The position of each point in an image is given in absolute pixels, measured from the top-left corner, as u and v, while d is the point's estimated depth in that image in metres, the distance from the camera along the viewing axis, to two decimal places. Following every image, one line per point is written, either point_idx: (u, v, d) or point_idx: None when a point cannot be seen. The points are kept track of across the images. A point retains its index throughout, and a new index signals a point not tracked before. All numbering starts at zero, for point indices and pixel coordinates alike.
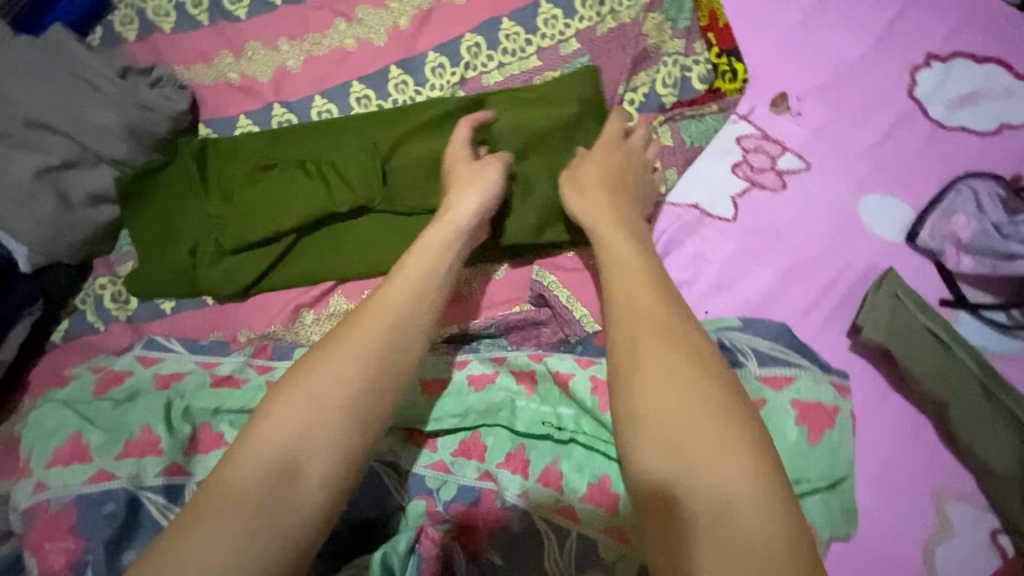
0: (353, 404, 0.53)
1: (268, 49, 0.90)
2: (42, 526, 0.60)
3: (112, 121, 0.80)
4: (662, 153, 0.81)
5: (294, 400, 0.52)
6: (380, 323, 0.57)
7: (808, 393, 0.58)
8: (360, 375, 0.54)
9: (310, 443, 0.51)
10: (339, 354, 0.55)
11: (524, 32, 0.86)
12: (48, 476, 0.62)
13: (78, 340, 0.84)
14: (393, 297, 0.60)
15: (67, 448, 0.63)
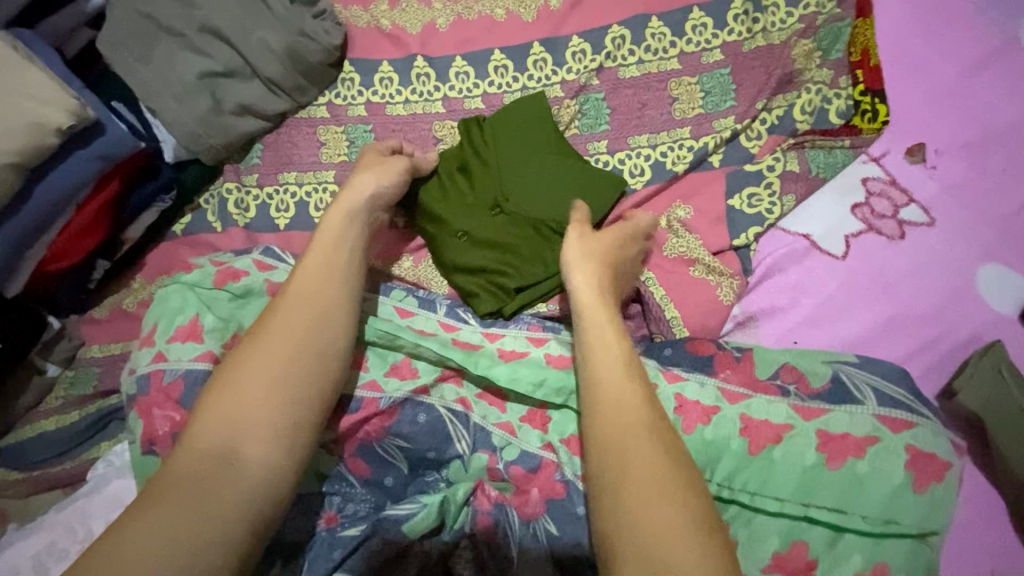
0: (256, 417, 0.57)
1: (422, 4, 0.94)
2: (158, 388, 0.66)
3: (276, 43, 0.85)
4: (785, 178, 0.82)
5: (230, 381, 0.58)
6: (304, 311, 0.62)
7: (925, 443, 0.59)
8: (274, 375, 0.59)
9: (242, 424, 0.56)
10: (254, 358, 0.59)
11: (671, 34, 0.87)
12: (168, 349, 0.67)
13: (196, 236, 0.90)
14: (309, 282, 0.64)
15: (188, 325, 0.68)
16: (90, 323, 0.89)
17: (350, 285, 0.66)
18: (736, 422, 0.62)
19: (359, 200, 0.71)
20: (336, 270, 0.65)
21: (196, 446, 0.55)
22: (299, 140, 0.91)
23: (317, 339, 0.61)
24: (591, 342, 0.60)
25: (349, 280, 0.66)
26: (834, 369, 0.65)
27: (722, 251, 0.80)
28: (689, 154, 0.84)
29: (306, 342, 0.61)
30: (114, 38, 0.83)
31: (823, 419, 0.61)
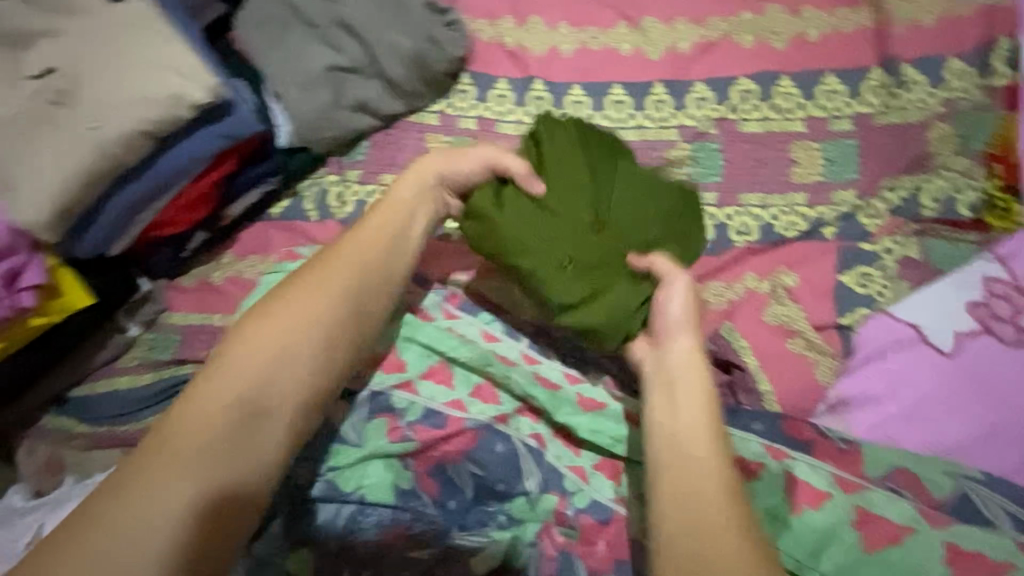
0: (240, 427, 0.57)
1: (547, 27, 0.94)
2: None
3: (405, 47, 0.86)
4: (902, 262, 0.79)
5: (254, 338, 0.60)
6: (351, 276, 0.64)
7: None
8: (308, 337, 0.61)
9: (272, 380, 0.59)
10: (277, 320, 0.61)
11: (801, 96, 0.86)
12: None
13: (291, 223, 0.90)
14: (363, 251, 0.65)
15: None
16: (176, 290, 0.88)
17: (395, 250, 0.67)
18: (852, 514, 0.63)
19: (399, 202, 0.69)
20: (380, 237, 0.66)
21: (226, 400, 0.57)
22: (406, 144, 0.92)
23: (360, 304, 0.64)
24: (679, 393, 0.61)
25: (394, 247, 0.67)
26: (963, 486, 0.66)
27: (826, 327, 0.77)
28: (801, 222, 0.82)
29: (350, 309, 0.63)
30: (253, 18, 0.85)
31: (950, 530, 0.62)
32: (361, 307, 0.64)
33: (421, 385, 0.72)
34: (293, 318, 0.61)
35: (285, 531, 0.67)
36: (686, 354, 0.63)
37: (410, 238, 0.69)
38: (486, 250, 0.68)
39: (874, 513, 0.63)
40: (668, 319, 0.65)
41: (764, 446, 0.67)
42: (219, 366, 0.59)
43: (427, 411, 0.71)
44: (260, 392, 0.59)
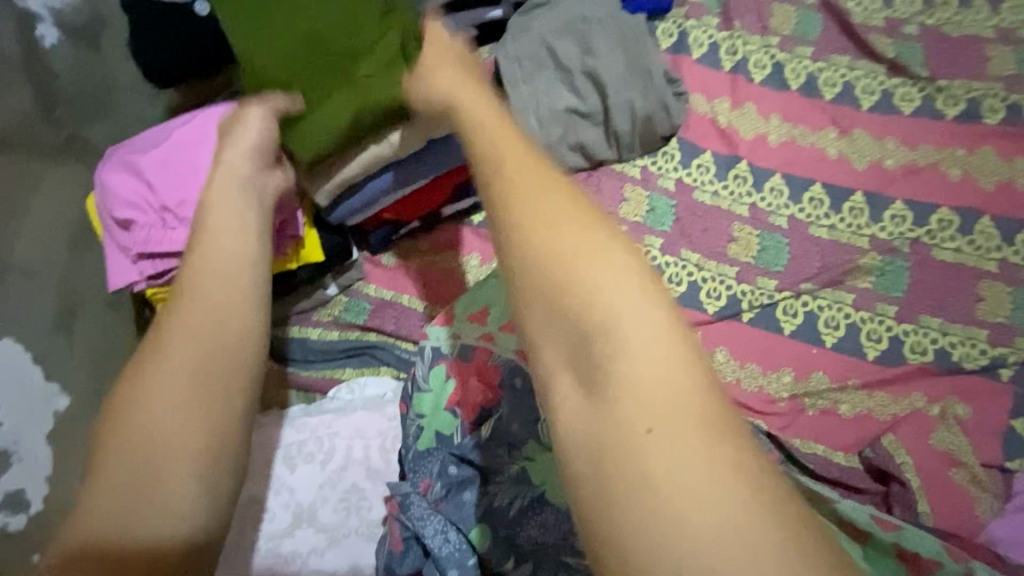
0: (197, 401, 0.51)
1: (761, 115, 1.01)
2: (481, 362, 0.78)
3: (638, 106, 0.96)
4: None
5: (140, 394, 0.51)
6: (206, 272, 0.56)
7: None
8: (194, 341, 0.53)
9: (158, 424, 0.50)
10: (165, 342, 0.53)
11: (999, 237, 0.89)
12: (496, 334, 0.79)
13: (486, 231, 0.97)
14: (210, 250, 0.57)
15: (514, 319, 0.79)
16: (374, 264, 0.97)
17: (250, 259, 0.58)
18: None
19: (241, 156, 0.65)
20: (229, 248, 0.58)
21: (122, 462, 0.48)
22: (606, 189, 1.00)
23: (227, 275, 0.57)
24: (569, 259, 0.39)
25: (249, 256, 0.58)
26: None
27: (991, 465, 0.79)
28: (979, 357, 0.85)
29: (221, 304, 0.55)
30: (517, 51, 0.96)
31: None
32: (221, 297, 0.56)
33: None
34: (203, 273, 0.56)
35: (475, 503, 0.72)
36: (527, 167, 0.43)
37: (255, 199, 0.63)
38: (359, 134, 0.83)
39: None
40: (569, 274, 0.39)
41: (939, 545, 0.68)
42: (113, 430, 0.50)
43: None
44: (160, 442, 0.49)
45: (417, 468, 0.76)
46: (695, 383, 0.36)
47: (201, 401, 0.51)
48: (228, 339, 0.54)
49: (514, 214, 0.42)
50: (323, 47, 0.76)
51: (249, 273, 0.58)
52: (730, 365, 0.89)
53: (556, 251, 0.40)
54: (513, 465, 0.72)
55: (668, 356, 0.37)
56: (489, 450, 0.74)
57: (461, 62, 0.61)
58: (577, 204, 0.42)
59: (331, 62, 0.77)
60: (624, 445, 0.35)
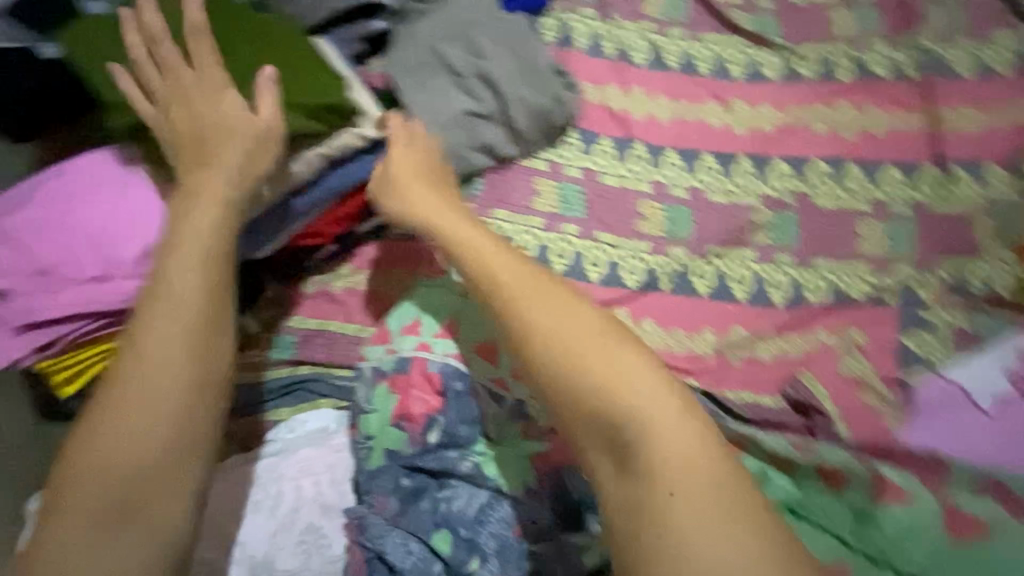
0: (172, 437, 0.69)
1: (648, 97, 1.07)
2: (420, 374, 0.76)
3: (532, 100, 0.98)
4: (953, 332, 0.90)
5: (123, 410, 0.68)
6: (173, 323, 0.71)
7: None
8: (164, 386, 0.69)
9: (140, 452, 0.68)
10: (140, 377, 0.69)
11: (867, 180, 1.00)
12: (432, 342, 0.78)
13: (406, 244, 0.97)
14: (175, 297, 0.72)
15: (448, 324, 0.78)
16: (294, 295, 0.94)
17: (218, 320, 0.73)
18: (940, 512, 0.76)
19: (223, 193, 0.75)
20: (198, 297, 0.72)
21: (111, 475, 0.67)
22: (516, 185, 1.02)
23: (198, 338, 0.71)
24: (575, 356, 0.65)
25: (217, 317, 0.73)
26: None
27: (892, 380, 0.88)
28: (866, 288, 0.94)
29: (186, 357, 0.70)
30: (404, 63, 0.97)
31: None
32: (178, 347, 0.70)
33: None
34: (173, 314, 0.71)
35: (432, 510, 0.72)
36: (537, 290, 0.70)
37: (213, 249, 0.74)
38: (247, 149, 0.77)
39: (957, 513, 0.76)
40: (582, 373, 0.64)
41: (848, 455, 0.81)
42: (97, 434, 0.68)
43: None
44: (144, 466, 0.68)
45: (369, 489, 0.75)
46: (697, 438, 0.60)
47: (179, 436, 0.69)
48: (198, 391, 0.70)
49: (534, 319, 0.68)
50: (202, 85, 0.77)
51: (220, 322, 0.73)
52: (657, 331, 0.94)
53: (594, 352, 0.65)
54: (465, 463, 0.73)
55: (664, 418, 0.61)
56: (439, 453, 0.74)
57: (427, 185, 0.85)
58: (598, 311, 0.69)
59: (211, 97, 0.77)
60: (656, 461, 0.59)
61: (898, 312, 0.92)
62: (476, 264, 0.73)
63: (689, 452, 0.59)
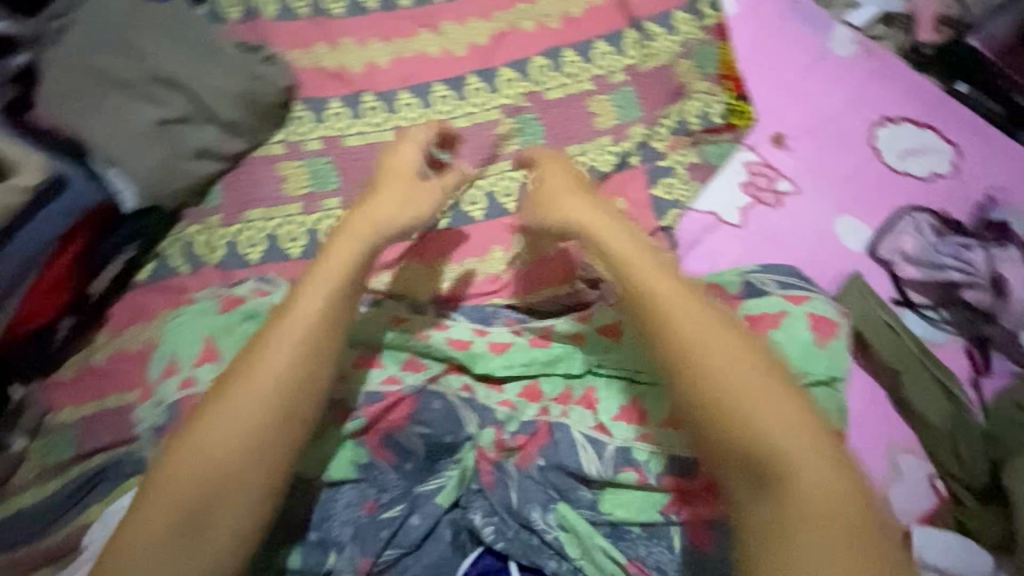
0: (235, 483, 0.63)
1: (360, 45, 1.03)
2: (191, 413, 0.71)
3: (230, 87, 0.91)
4: (688, 168, 1.02)
5: (177, 483, 0.62)
6: (260, 390, 0.66)
7: (820, 308, 0.79)
8: (236, 443, 0.64)
9: (211, 522, 0.62)
10: (205, 447, 0.64)
11: (582, 60, 1.05)
12: (194, 374, 0.71)
13: (165, 281, 0.89)
14: (268, 373, 0.67)
15: (203, 349, 0.72)
16: (54, 386, 0.83)
17: (312, 374, 0.68)
18: None
19: (313, 303, 0.71)
20: (273, 366, 0.67)
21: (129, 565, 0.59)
22: (259, 178, 0.95)
23: (287, 400, 0.66)
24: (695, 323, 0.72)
25: (310, 374, 0.68)
26: (745, 277, 0.84)
27: (654, 231, 0.98)
28: (613, 157, 1.01)
29: (280, 415, 0.66)
30: (56, 92, 0.84)
31: (748, 306, 0.81)
32: (295, 410, 0.67)
33: None
34: (256, 382, 0.66)
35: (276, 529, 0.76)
36: (656, 282, 0.76)
37: (303, 330, 0.69)
38: None
39: (698, 318, 0.80)
40: (689, 354, 0.71)
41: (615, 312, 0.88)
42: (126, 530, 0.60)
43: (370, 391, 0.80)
44: (157, 553, 0.60)
45: None
46: (786, 396, 0.68)
47: (221, 482, 0.63)
48: (277, 431, 0.66)
49: (643, 291, 0.77)
50: None
51: (300, 370, 0.68)
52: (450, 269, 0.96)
53: (697, 334, 0.71)
54: None
55: (747, 368, 0.69)
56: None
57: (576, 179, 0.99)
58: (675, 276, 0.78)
59: None
60: (755, 425, 0.66)
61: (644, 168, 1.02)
62: (625, 278, 0.80)
63: (798, 420, 0.66)
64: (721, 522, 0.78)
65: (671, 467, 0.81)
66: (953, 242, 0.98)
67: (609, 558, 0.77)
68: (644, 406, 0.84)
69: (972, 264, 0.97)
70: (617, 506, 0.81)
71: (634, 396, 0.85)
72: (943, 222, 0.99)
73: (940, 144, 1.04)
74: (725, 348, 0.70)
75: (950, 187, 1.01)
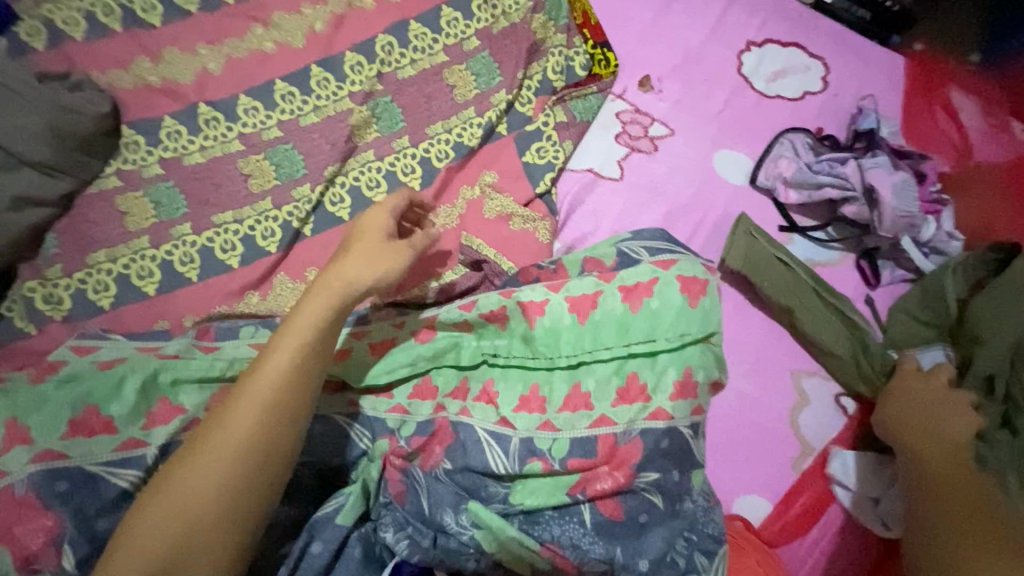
0: (238, 502, 0.58)
1: (187, 53, 0.94)
2: (10, 506, 0.60)
3: (34, 124, 0.82)
4: (559, 128, 0.98)
5: (170, 500, 0.56)
6: (264, 396, 0.61)
7: (686, 269, 0.79)
8: (250, 454, 0.59)
9: (210, 542, 0.57)
10: (202, 461, 0.58)
11: (431, 32, 0.98)
12: (4, 463, 0.61)
13: (8, 347, 0.82)
14: (267, 380, 0.61)
15: (7, 430, 0.63)
16: None
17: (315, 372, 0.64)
18: (563, 304, 0.79)
19: (318, 310, 0.65)
20: (276, 381, 0.61)
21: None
22: (97, 217, 0.87)
23: (286, 412, 0.61)
24: (931, 411, 0.80)
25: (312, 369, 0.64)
26: (618, 247, 0.84)
27: (530, 201, 0.94)
28: (479, 130, 0.96)
29: (272, 426, 0.60)
30: None
31: (620, 277, 0.80)
32: (288, 420, 0.62)
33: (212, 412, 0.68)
34: (260, 393, 0.61)
35: None
36: (942, 454, 0.76)
37: (307, 340, 0.64)
38: None
39: (576, 294, 0.79)
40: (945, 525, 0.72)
41: (500, 293, 0.81)
42: (119, 543, 0.55)
43: None
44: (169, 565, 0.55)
45: None
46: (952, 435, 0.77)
47: (223, 497, 0.57)
48: (272, 456, 0.60)
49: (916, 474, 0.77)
50: None
51: (304, 389, 0.63)
52: None
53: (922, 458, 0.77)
54: None
55: (942, 437, 0.78)
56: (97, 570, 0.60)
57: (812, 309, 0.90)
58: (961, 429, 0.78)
59: None
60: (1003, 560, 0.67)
61: (514, 135, 0.97)
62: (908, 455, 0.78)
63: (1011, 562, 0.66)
64: (633, 489, 0.74)
65: (576, 449, 0.75)
66: (825, 158, 0.95)
67: (524, 547, 0.70)
68: (544, 393, 0.78)
69: (847, 177, 0.93)
70: (528, 495, 0.75)
71: (533, 384, 0.78)
72: (819, 140, 0.98)
73: (808, 61, 1.05)
74: (950, 453, 0.77)
75: (821, 103, 1.03)
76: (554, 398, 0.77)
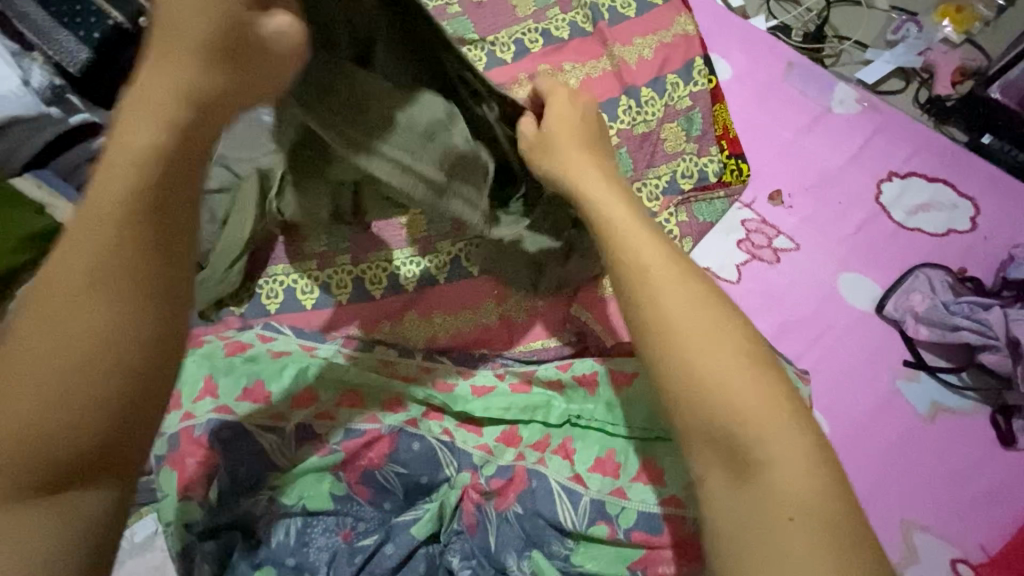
0: (78, 370, 0.41)
1: None
2: (189, 441, 0.78)
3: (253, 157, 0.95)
4: (680, 226, 1.02)
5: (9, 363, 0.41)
6: (121, 167, 0.45)
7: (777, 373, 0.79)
8: (95, 285, 0.43)
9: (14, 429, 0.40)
10: (38, 323, 0.42)
11: None
12: (194, 408, 0.80)
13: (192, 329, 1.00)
14: (109, 185, 0.44)
15: (204, 383, 0.81)
16: None
17: (191, 144, 0.47)
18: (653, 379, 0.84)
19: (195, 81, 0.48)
20: (105, 214, 0.44)
21: None
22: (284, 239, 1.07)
23: (160, 241, 0.45)
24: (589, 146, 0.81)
25: (191, 141, 0.47)
26: None
27: None
28: None
29: (144, 242, 0.44)
30: None
31: None
32: (166, 243, 0.45)
33: (338, 411, 0.83)
34: (88, 212, 0.44)
35: (249, 556, 0.75)
36: (684, 289, 0.65)
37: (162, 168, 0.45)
38: None
39: None
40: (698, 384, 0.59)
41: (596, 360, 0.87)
42: None
43: (348, 429, 0.82)
44: (35, 420, 0.40)
45: (190, 569, 0.74)
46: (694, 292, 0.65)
47: (49, 364, 0.41)
48: (132, 320, 0.43)
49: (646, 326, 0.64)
50: None
51: (149, 168, 0.45)
52: (447, 321, 1.00)
53: (691, 358, 0.60)
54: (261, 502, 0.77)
55: (712, 329, 0.62)
56: (231, 504, 0.77)
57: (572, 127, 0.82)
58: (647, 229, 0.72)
59: None
60: (743, 421, 0.57)
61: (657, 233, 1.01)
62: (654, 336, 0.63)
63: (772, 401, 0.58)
64: None
65: (642, 522, 0.76)
66: (965, 301, 0.93)
67: None
68: (620, 459, 0.80)
69: (989, 325, 0.90)
70: (589, 559, 0.76)
71: (610, 449, 0.81)
72: (959, 280, 0.96)
73: (956, 199, 1.03)
74: (687, 291, 0.64)
75: (968, 244, 1.00)
76: (628, 465, 0.79)
